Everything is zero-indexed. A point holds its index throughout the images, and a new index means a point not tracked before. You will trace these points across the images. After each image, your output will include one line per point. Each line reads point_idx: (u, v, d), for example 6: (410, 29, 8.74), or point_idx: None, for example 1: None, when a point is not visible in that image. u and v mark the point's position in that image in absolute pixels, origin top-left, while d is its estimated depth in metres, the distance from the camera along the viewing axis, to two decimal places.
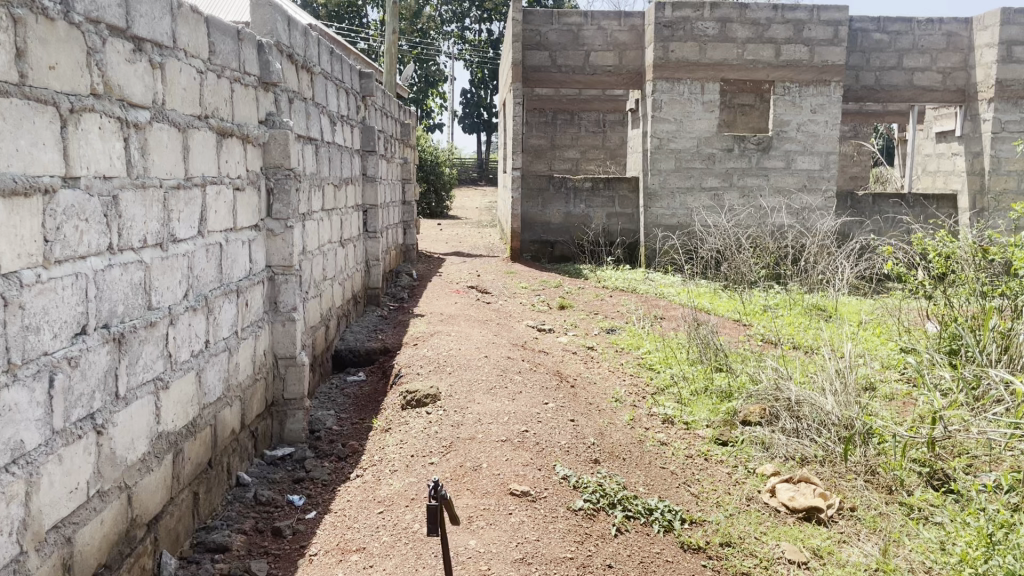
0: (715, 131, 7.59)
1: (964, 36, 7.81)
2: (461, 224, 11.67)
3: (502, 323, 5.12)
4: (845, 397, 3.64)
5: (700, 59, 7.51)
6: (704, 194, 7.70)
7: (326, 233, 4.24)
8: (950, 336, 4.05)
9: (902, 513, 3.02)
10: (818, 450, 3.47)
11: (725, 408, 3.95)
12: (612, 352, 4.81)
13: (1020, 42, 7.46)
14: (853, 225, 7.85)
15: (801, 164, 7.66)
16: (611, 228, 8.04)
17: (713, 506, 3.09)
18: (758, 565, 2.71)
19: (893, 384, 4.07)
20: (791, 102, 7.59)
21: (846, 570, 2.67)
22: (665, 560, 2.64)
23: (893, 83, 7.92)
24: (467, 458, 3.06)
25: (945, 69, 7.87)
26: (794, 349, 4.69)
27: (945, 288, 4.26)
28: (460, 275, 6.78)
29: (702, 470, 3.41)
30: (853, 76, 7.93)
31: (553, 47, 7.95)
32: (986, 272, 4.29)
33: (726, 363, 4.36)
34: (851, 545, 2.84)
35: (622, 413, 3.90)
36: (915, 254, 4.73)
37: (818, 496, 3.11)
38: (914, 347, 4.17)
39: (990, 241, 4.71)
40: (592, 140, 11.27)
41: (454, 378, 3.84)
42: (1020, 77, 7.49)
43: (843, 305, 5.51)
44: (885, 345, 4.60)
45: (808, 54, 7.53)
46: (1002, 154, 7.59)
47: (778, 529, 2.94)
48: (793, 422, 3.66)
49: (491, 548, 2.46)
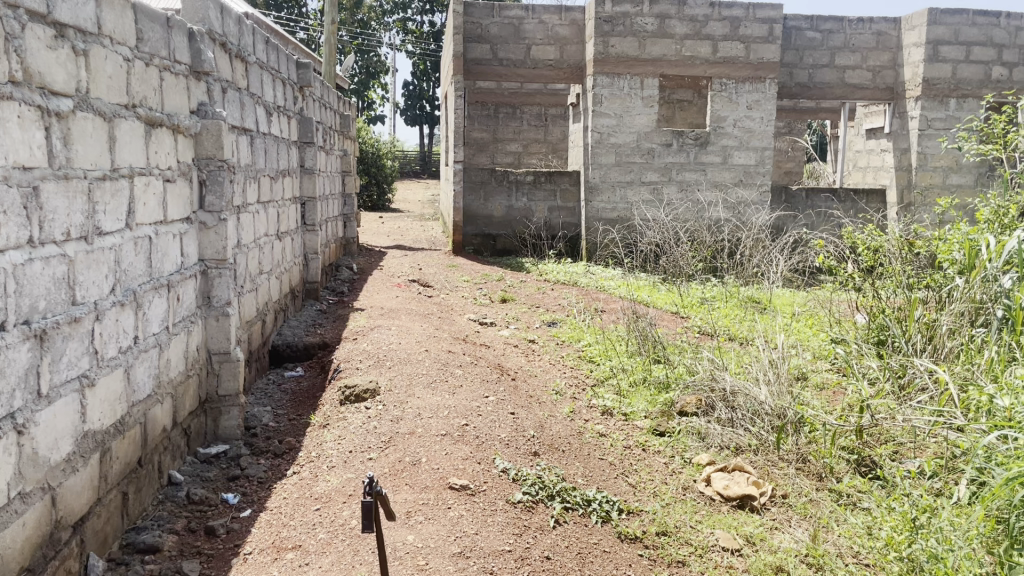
0: (654, 126, 7.68)
1: (893, 35, 8.05)
2: (403, 217, 11.58)
3: (443, 317, 5.10)
4: (778, 387, 3.73)
5: (639, 54, 7.59)
6: (644, 188, 7.79)
7: (262, 226, 4.17)
8: (878, 327, 4.18)
9: (831, 499, 3.11)
10: (751, 440, 3.55)
11: (663, 399, 4.01)
12: (553, 345, 4.83)
13: (945, 42, 7.70)
14: (787, 219, 8.03)
15: (737, 159, 7.80)
16: (552, 221, 8.07)
17: (650, 496, 3.13)
18: (693, 553, 2.76)
19: (823, 373, 4.19)
20: (728, 98, 7.71)
21: (778, 556, 2.74)
22: (602, 550, 2.67)
23: (825, 81, 8.13)
24: (407, 452, 3.04)
25: (874, 67, 8.11)
26: (730, 340, 4.79)
27: (874, 280, 4.40)
28: (402, 269, 6.73)
29: (640, 460, 3.45)
30: (787, 73, 8.11)
31: (494, 40, 7.93)
32: (912, 265, 4.43)
33: (664, 354, 4.42)
34: (783, 532, 2.91)
35: (562, 405, 3.92)
36: (845, 247, 4.88)
37: (751, 485, 3.18)
38: (843, 337, 4.30)
39: (917, 234, 4.87)
40: (534, 133, 11.30)
41: (394, 372, 3.81)
42: (945, 76, 7.73)
43: (777, 297, 5.64)
44: (816, 336, 4.73)
45: (744, 51, 7.67)
46: (928, 151, 7.82)
47: (713, 517, 3.00)
48: (728, 412, 3.74)
49: (429, 543, 2.45)
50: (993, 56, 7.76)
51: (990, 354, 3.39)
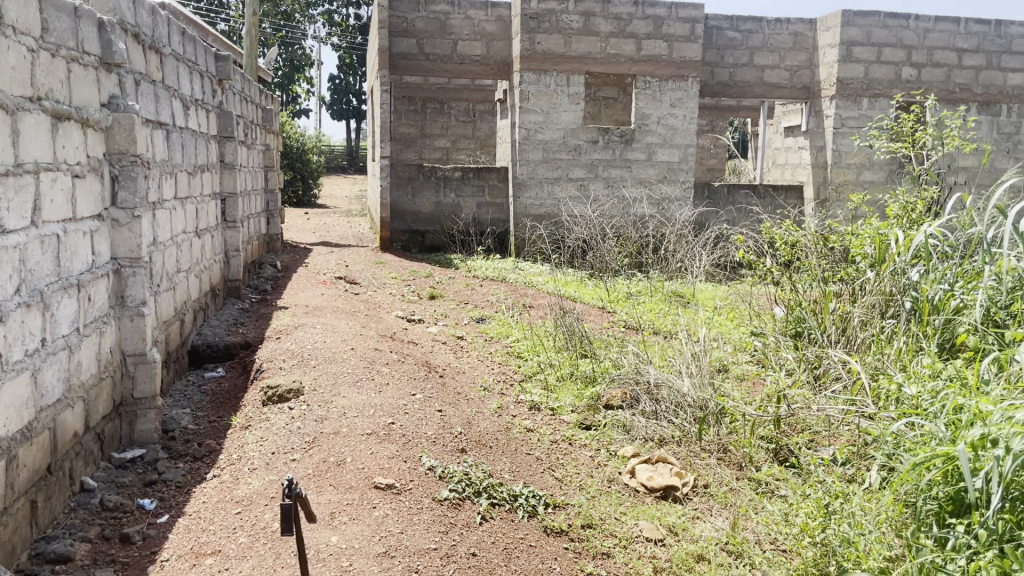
0: (581, 123, 7.75)
1: (809, 36, 8.31)
2: (329, 213, 11.42)
3: (370, 314, 5.05)
4: (700, 379, 3.81)
5: (565, 51, 7.64)
6: (571, 184, 7.85)
7: (179, 223, 4.05)
8: (796, 319, 4.33)
9: (750, 487, 3.21)
10: (675, 431, 3.63)
11: (589, 393, 4.06)
12: (482, 341, 4.82)
13: (858, 43, 7.98)
14: (710, 215, 8.20)
15: (661, 156, 7.93)
16: (481, 217, 8.07)
17: (576, 489, 3.16)
18: (617, 544, 2.80)
19: (743, 364, 4.30)
20: (652, 95, 7.83)
21: (699, 544, 2.81)
22: (528, 545, 2.69)
23: (745, 80, 8.34)
24: (331, 453, 3.00)
25: (791, 67, 8.35)
26: (654, 334, 4.88)
27: (791, 274, 4.55)
28: (327, 266, 6.63)
29: (566, 454, 3.48)
30: (709, 72, 8.29)
31: (419, 35, 7.88)
32: (827, 259, 4.58)
33: (591, 349, 4.47)
34: (704, 521, 2.99)
35: (490, 401, 3.92)
36: (764, 241, 5.03)
37: (674, 475, 3.25)
38: (762, 330, 4.44)
39: (831, 229, 5.04)
40: (462, 129, 11.27)
41: (319, 371, 3.76)
42: (858, 76, 8.01)
43: (700, 292, 5.78)
44: (737, 328, 4.85)
45: (667, 49, 7.80)
46: (842, 149, 8.07)
47: (637, 508, 3.05)
48: (652, 405, 3.82)
49: (353, 543, 2.43)
50: (902, 57, 8.06)
51: (899, 344, 3.54)
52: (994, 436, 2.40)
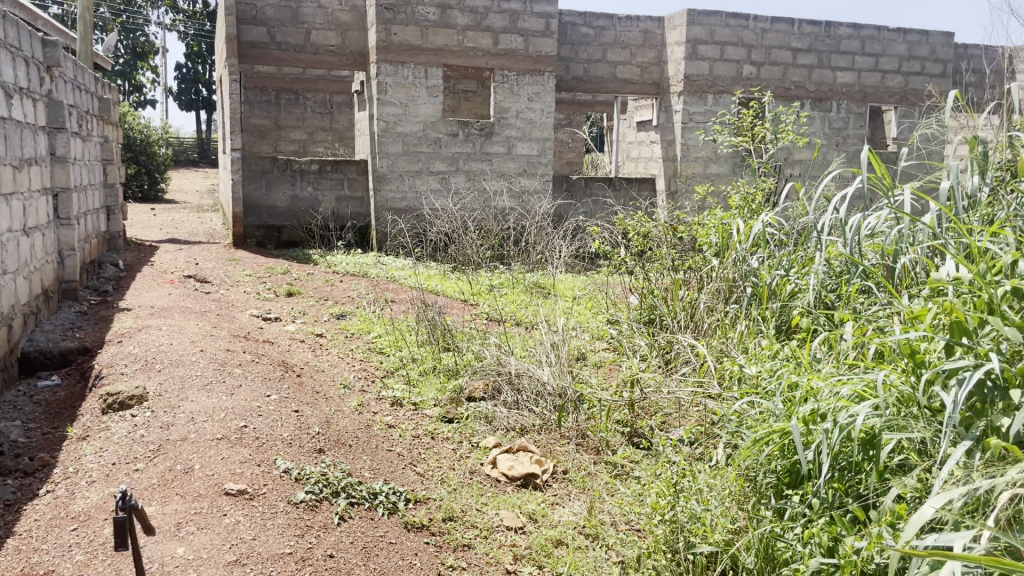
0: (440, 116, 7.74)
1: (657, 34, 8.64)
2: (179, 208, 10.87)
3: (222, 314, 4.86)
4: (559, 366, 3.88)
5: (422, 43, 7.60)
6: (432, 178, 7.83)
7: (3, 220, 3.74)
8: (649, 306, 4.50)
9: (606, 471, 3.31)
10: (535, 420, 3.70)
11: (451, 386, 4.06)
12: (342, 338, 4.73)
13: (702, 41, 8.35)
14: (568, 207, 8.40)
15: (520, 149, 8.03)
16: (340, 212, 7.92)
17: (438, 483, 3.16)
18: (478, 535, 2.83)
19: (601, 352, 4.43)
20: (510, 89, 7.91)
21: (558, 530, 2.89)
22: (389, 542, 2.66)
23: (599, 75, 8.58)
24: (178, 461, 2.86)
25: (642, 64, 8.67)
26: (516, 325, 4.94)
27: (644, 263, 4.73)
28: (176, 264, 6.31)
29: (428, 448, 3.47)
30: (564, 67, 8.48)
31: (270, 23, 7.62)
32: (677, 249, 4.77)
33: (453, 342, 4.48)
34: (562, 507, 3.07)
35: (350, 399, 3.85)
36: (618, 233, 5.20)
37: (534, 463, 3.31)
38: (618, 317, 4.59)
39: (680, 220, 5.27)
40: (319, 121, 11.01)
41: (165, 376, 3.57)
42: (703, 73, 8.38)
43: (560, 282, 5.90)
44: (595, 317, 4.99)
45: (524, 44, 7.90)
46: (690, 143, 8.40)
47: (498, 498, 3.08)
48: (514, 395, 3.87)
49: (202, 554, 2.33)
50: (743, 56, 8.51)
51: (741, 328, 3.74)
52: (823, 411, 2.58)
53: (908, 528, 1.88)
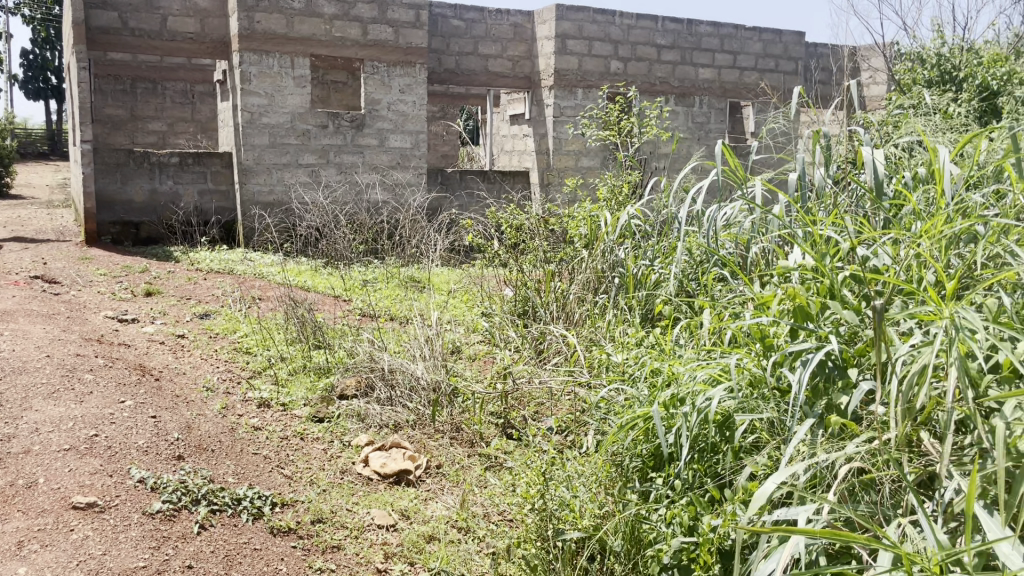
0: (308, 107, 7.55)
1: (527, 28, 8.73)
2: (25, 204, 10.14)
3: (72, 316, 4.56)
4: (433, 361, 3.85)
5: (288, 32, 7.38)
6: (301, 170, 7.62)
7: None
8: (522, 298, 4.54)
9: (479, 464, 3.32)
10: (409, 416, 3.67)
11: (322, 385, 3.97)
12: (205, 338, 4.53)
13: (571, 36, 8.48)
14: (442, 200, 8.37)
15: (392, 142, 7.94)
16: (204, 206, 7.60)
17: (306, 485, 3.08)
18: (348, 535, 2.78)
19: (474, 345, 4.44)
20: (380, 81, 7.80)
21: (430, 525, 2.87)
22: (253, 549, 2.59)
23: (470, 68, 8.60)
24: (20, 475, 2.67)
25: (513, 57, 8.74)
26: (390, 320, 4.88)
27: (517, 256, 4.77)
28: (21, 263, 5.88)
29: (296, 450, 3.37)
30: (435, 60, 8.44)
31: (122, 8, 7.22)
32: (548, 241, 4.83)
33: (324, 339, 4.38)
34: (435, 502, 3.05)
35: (214, 402, 3.70)
36: (491, 226, 5.23)
37: (406, 459, 3.27)
38: (492, 310, 4.60)
39: (552, 212, 5.35)
40: (180, 111, 10.52)
41: (5, 385, 3.32)
42: (572, 68, 8.52)
43: (435, 276, 5.88)
44: (470, 310, 5.00)
45: (393, 35, 7.80)
46: (562, 136, 8.54)
47: (369, 497, 3.04)
48: (386, 391, 3.82)
49: (46, 573, 2.19)
50: (611, 51, 8.71)
51: (609, 317, 3.83)
52: (682, 395, 2.67)
53: (756, 501, 1.97)
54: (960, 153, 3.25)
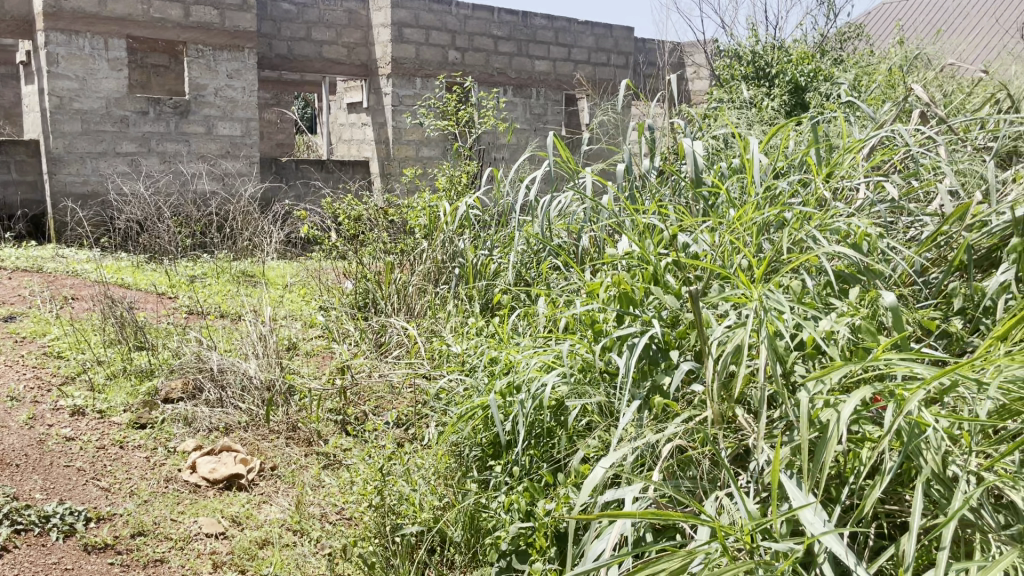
0: (126, 92, 7.06)
1: (363, 15, 8.59)
2: None
3: None
4: (267, 359, 3.70)
5: (100, 11, 6.85)
6: (119, 160, 7.12)
7: None
8: (363, 291, 4.44)
9: (317, 463, 3.21)
10: (242, 417, 3.51)
11: (144, 389, 3.72)
12: (9, 344, 4.13)
13: (407, 24, 8.38)
14: (276, 190, 8.08)
15: (221, 129, 7.57)
16: (7, 199, 6.96)
17: (126, 497, 2.88)
18: (173, 547, 2.62)
19: (312, 340, 4.31)
20: (206, 65, 7.39)
21: (263, 530, 2.76)
22: (62, 569, 2.41)
23: (304, 54, 8.35)
24: None
25: (348, 44, 8.57)
26: (220, 317, 4.64)
27: (356, 248, 4.66)
28: None
29: (115, 460, 3.14)
30: (266, 45, 8.12)
31: None
32: (387, 232, 4.76)
33: (147, 340, 4.11)
34: (269, 506, 2.93)
35: (19, 413, 3.38)
36: (327, 218, 5.09)
37: (238, 463, 3.13)
38: (329, 304, 4.47)
39: (390, 202, 5.27)
40: None
41: None
42: (410, 56, 8.43)
43: (271, 270, 5.66)
44: (308, 304, 4.84)
45: (219, 17, 7.43)
46: (401, 125, 8.43)
47: (197, 505, 2.88)
48: (216, 392, 3.63)
49: None
50: (448, 41, 8.69)
51: (449, 307, 3.81)
52: (518, 382, 2.69)
53: (585, 483, 2.03)
54: (769, 145, 3.47)
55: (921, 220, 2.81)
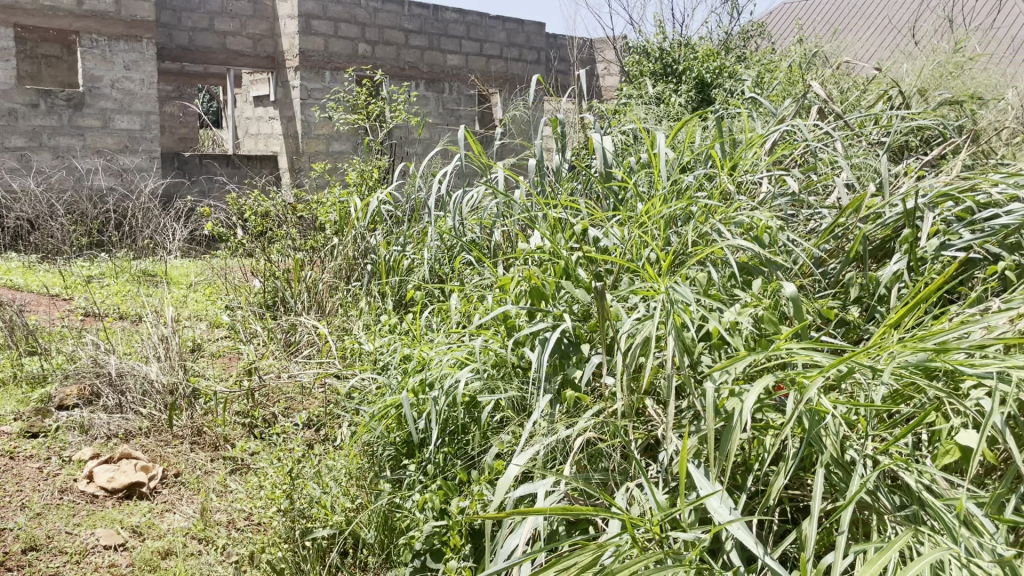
0: (13, 84, 6.70)
1: (268, 6, 8.37)
2: None
3: None
4: (169, 362, 3.55)
5: None
6: (7, 155, 6.75)
7: None
8: (271, 290, 4.32)
9: (223, 468, 3.11)
10: (143, 423, 3.37)
11: (36, 396, 3.53)
12: None
13: (315, 16, 8.19)
14: (179, 187, 7.78)
15: (119, 123, 7.26)
16: None
17: (17, 511, 2.73)
18: (68, 561, 2.50)
19: (218, 341, 4.17)
20: (101, 55, 7.07)
21: (166, 540, 2.65)
22: None
23: (206, 45, 8.10)
24: None
25: (254, 35, 8.33)
26: (120, 319, 4.45)
27: (264, 245, 4.53)
28: None
29: (4, 472, 2.97)
30: (165, 35, 7.84)
31: None
32: (296, 229, 4.65)
33: (39, 345, 3.90)
34: (172, 514, 2.82)
35: None
36: (233, 214, 4.94)
37: (139, 471, 3.00)
38: (235, 303, 4.33)
39: (299, 198, 5.14)
40: None
41: None
42: (318, 49, 8.24)
43: (174, 269, 5.45)
44: (213, 303, 4.68)
45: (115, 5, 7.09)
46: (310, 119, 8.24)
47: (94, 516, 2.75)
48: (115, 398, 3.48)
49: None
50: (357, 34, 8.54)
51: (361, 305, 3.73)
52: (430, 379, 2.66)
53: (500, 484, 2.01)
54: (676, 140, 3.53)
55: (820, 213, 2.91)
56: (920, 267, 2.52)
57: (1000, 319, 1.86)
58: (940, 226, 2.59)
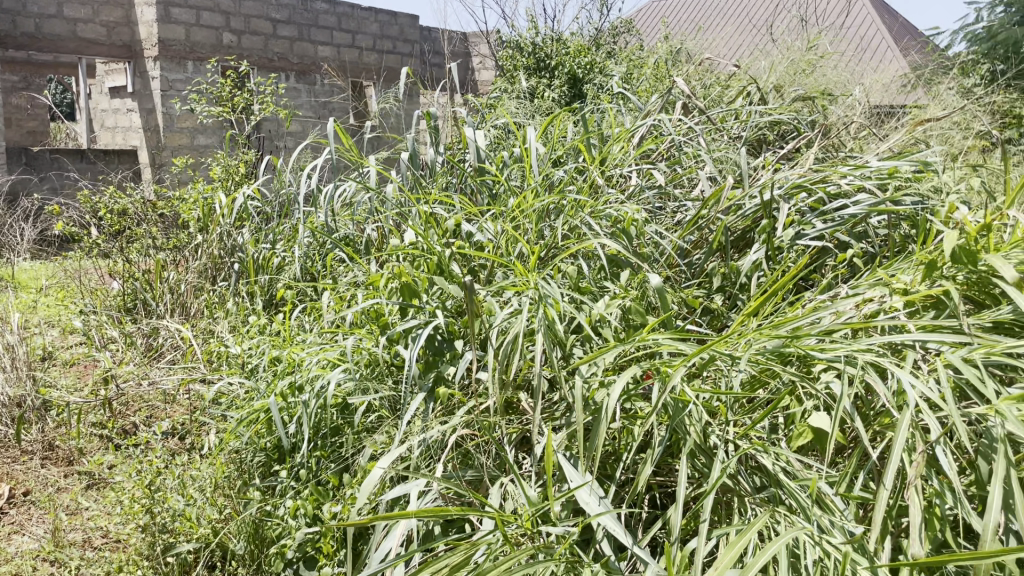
0: None
1: None
2: None
3: None
4: (15, 373, 3.31)
5: None
6: None
7: None
8: (130, 292, 4.09)
9: (78, 483, 2.91)
10: None
11: None
12: None
13: (175, 3, 7.78)
14: (25, 183, 7.25)
15: None
16: None
17: None
18: None
19: (72, 347, 3.91)
20: None
21: (13, 564, 2.46)
22: None
23: (54, 32, 7.62)
24: None
25: (107, 23, 7.87)
26: None
27: (122, 245, 4.28)
28: None
29: None
30: (8, 21, 7.31)
31: None
32: (158, 227, 4.41)
33: None
34: (21, 536, 2.62)
35: None
36: (86, 212, 4.65)
37: None
38: (90, 307, 4.07)
39: (161, 194, 4.89)
40: None
41: None
42: (179, 38, 7.85)
43: (23, 272, 5.09)
44: (67, 308, 4.39)
45: None
46: (171, 112, 7.87)
47: None
48: None
49: None
50: (221, 23, 8.18)
51: (228, 305, 3.57)
52: (300, 381, 2.56)
53: (363, 490, 1.92)
54: (547, 133, 3.55)
55: (685, 206, 3.00)
56: (777, 256, 2.63)
57: (847, 305, 1.95)
58: (794, 216, 2.71)
